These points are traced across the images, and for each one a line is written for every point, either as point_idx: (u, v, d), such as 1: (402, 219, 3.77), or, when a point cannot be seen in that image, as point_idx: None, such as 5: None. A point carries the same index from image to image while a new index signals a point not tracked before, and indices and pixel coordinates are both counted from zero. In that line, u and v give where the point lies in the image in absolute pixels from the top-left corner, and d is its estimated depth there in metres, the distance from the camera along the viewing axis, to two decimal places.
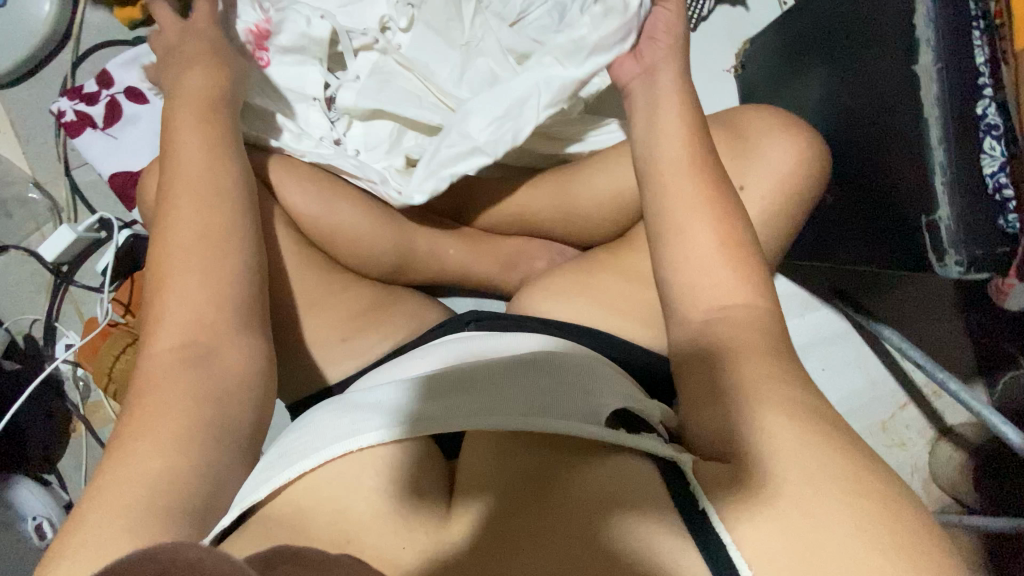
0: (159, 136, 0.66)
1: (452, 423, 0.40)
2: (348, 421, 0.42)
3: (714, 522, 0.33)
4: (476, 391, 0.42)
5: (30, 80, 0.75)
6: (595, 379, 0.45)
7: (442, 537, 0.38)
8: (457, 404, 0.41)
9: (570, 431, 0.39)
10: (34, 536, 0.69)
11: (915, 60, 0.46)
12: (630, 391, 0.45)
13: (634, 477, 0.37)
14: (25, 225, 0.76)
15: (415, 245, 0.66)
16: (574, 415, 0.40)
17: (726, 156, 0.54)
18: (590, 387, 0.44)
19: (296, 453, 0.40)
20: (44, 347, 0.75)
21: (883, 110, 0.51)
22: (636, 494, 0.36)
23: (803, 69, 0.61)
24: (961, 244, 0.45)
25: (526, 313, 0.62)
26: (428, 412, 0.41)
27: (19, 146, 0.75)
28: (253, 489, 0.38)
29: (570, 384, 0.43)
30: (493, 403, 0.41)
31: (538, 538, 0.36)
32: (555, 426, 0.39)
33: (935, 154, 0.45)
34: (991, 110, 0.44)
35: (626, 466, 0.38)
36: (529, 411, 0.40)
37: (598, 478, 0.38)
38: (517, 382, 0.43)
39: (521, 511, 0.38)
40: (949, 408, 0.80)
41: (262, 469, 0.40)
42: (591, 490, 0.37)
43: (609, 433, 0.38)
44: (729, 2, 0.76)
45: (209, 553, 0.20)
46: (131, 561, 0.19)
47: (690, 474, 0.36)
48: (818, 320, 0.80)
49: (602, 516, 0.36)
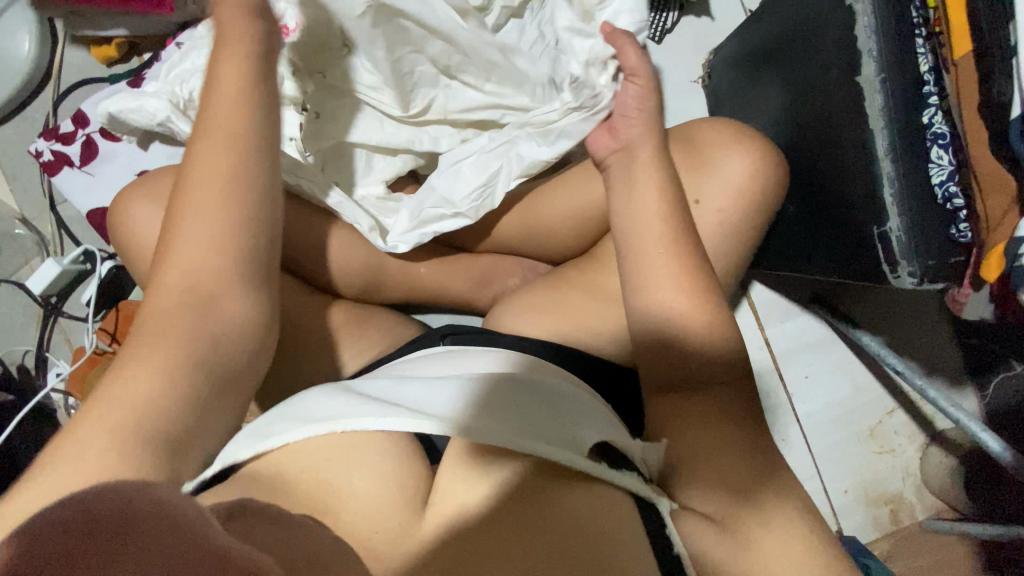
0: (132, 171, 0.68)
1: (472, 432, 0.39)
2: (352, 405, 0.41)
3: (677, 552, 0.40)
4: (488, 403, 0.42)
5: (14, 119, 0.77)
6: (582, 404, 0.46)
7: None
8: (473, 413, 0.40)
9: (566, 458, 0.40)
10: None
11: (859, 70, 0.45)
12: (606, 419, 0.46)
13: (615, 509, 0.40)
14: (13, 259, 0.79)
15: (385, 265, 0.67)
16: (569, 441, 0.41)
17: (682, 169, 0.54)
18: (578, 416, 0.44)
19: (291, 425, 0.40)
20: (36, 376, 0.78)
21: (831, 119, 0.50)
22: (616, 525, 0.40)
23: (758, 79, 0.60)
24: (913, 255, 0.44)
25: (497, 330, 0.62)
26: (443, 410, 0.40)
27: (6, 183, 0.77)
28: (248, 446, 0.39)
29: (562, 407, 0.44)
30: (505, 417, 0.41)
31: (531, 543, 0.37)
32: (555, 452, 0.40)
33: (883, 165, 0.44)
34: (938, 119, 0.44)
35: (609, 497, 0.41)
36: (535, 433, 0.40)
37: (587, 500, 0.40)
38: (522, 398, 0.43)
39: (518, 512, 0.39)
40: (939, 413, 0.79)
41: (249, 433, 0.40)
42: (581, 511, 0.40)
43: (601, 469, 0.41)
44: (694, 13, 0.76)
45: (169, 496, 0.21)
46: (96, 492, 0.21)
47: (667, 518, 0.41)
48: (799, 326, 0.79)
49: (591, 538, 0.38)
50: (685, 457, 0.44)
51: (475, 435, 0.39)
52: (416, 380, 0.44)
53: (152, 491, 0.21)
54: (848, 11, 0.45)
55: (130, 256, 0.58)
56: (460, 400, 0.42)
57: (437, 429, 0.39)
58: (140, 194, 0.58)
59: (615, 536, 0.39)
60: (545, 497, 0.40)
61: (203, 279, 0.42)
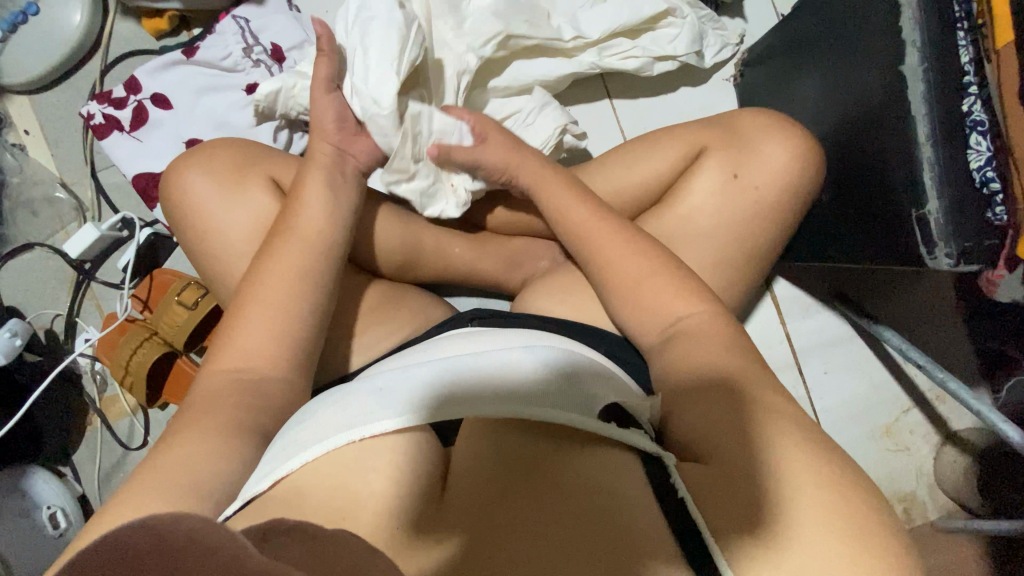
0: (180, 139, 0.70)
1: (471, 409, 0.41)
2: (365, 407, 0.41)
3: (695, 516, 0.37)
4: (489, 382, 0.43)
5: (62, 85, 0.79)
6: (590, 370, 0.47)
7: (444, 516, 0.39)
8: (473, 392, 0.42)
9: (570, 422, 0.41)
10: (48, 525, 0.72)
11: (902, 60, 0.47)
12: (618, 384, 0.47)
13: (625, 477, 0.40)
14: (50, 224, 0.80)
15: (421, 243, 0.68)
16: (574, 406, 0.42)
17: (723, 152, 0.56)
18: (581, 379, 0.44)
19: (313, 436, 0.40)
20: (64, 341, 0.78)
21: (876, 108, 0.52)
22: (627, 492, 0.39)
23: (800, 70, 0.64)
24: (951, 237, 0.46)
25: (529, 313, 0.63)
26: (448, 394, 0.42)
27: (49, 149, 0.79)
28: (280, 466, 0.39)
29: (567, 373, 0.45)
30: (503, 390, 0.42)
31: (543, 536, 0.36)
32: (556, 416, 0.41)
33: (924, 151, 0.46)
34: (977, 107, 0.46)
35: (616, 463, 0.41)
36: (531, 401, 0.41)
37: (587, 470, 0.40)
38: (523, 373, 0.44)
39: (519, 504, 0.39)
40: (953, 413, 0.80)
41: (282, 448, 0.41)
42: (585, 483, 0.39)
43: (601, 427, 0.41)
44: (728, 15, 0.78)
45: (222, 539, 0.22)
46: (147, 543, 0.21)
47: (675, 473, 0.39)
48: (818, 323, 0.81)
49: (598, 507, 0.38)
50: (695, 424, 0.43)
51: (475, 413, 0.40)
52: (422, 362, 0.46)
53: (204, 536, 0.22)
54: (895, 5, 0.48)
55: (178, 217, 0.59)
56: (459, 382, 0.43)
57: (439, 413, 0.40)
58: (190, 157, 0.59)
59: (626, 505, 0.38)
60: (548, 468, 0.41)
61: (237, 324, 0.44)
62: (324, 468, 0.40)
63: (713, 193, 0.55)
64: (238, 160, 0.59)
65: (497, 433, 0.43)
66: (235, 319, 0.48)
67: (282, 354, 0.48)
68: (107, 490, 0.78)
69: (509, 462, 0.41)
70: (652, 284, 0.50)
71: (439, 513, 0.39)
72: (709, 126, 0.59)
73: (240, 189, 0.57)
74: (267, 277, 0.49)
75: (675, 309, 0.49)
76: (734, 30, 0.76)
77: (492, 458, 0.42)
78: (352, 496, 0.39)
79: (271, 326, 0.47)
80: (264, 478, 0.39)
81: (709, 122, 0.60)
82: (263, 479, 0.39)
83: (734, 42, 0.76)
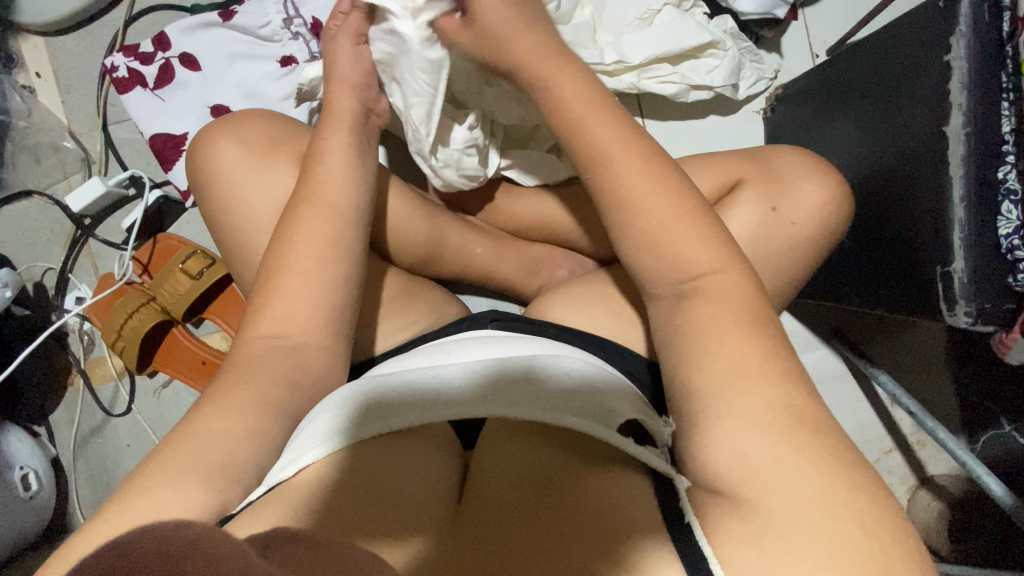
0: (206, 104, 0.69)
1: (496, 409, 0.39)
2: (399, 402, 0.41)
3: (694, 526, 0.32)
4: (516, 384, 0.42)
5: (82, 32, 0.77)
6: (615, 387, 0.44)
7: (454, 525, 0.38)
8: (501, 392, 0.41)
9: (584, 428, 0.38)
10: (20, 486, 0.68)
11: (947, 122, 0.49)
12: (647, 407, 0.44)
13: (632, 492, 0.36)
14: (52, 173, 0.77)
15: (445, 238, 0.67)
16: (594, 415, 0.40)
17: (757, 185, 0.58)
18: (609, 395, 0.42)
19: (346, 423, 0.39)
20: (54, 297, 0.75)
21: (914, 162, 0.53)
22: (631, 508, 0.35)
23: (834, 116, 0.66)
24: (971, 296, 0.48)
25: (544, 319, 0.61)
26: (473, 392, 0.41)
27: (60, 95, 0.76)
28: (310, 451, 0.38)
29: (592, 385, 0.43)
30: (528, 392, 0.41)
31: (544, 555, 0.34)
32: (577, 424, 0.39)
33: (956, 211, 0.48)
34: (1012, 176, 0.47)
35: (626, 480, 0.37)
36: (556, 406, 0.40)
37: (604, 487, 0.37)
38: (549, 382, 0.42)
39: (529, 517, 0.37)
40: (931, 457, 0.83)
41: (311, 435, 0.39)
42: (598, 499, 0.36)
43: (616, 438, 0.37)
44: (766, 49, 0.80)
45: (226, 548, 0.20)
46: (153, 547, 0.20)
47: (683, 499, 0.34)
48: (817, 360, 0.83)
49: (608, 528, 0.34)
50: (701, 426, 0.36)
51: (500, 413, 0.39)
52: (454, 362, 0.45)
53: (204, 547, 0.20)
54: (945, 67, 0.49)
55: (203, 185, 0.57)
56: (485, 382, 0.42)
57: (463, 410, 0.40)
58: (222, 126, 0.57)
59: (632, 525, 0.34)
60: (564, 486, 0.38)
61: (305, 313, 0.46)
62: (350, 468, 0.38)
63: (748, 223, 0.56)
64: (273, 133, 0.58)
65: (521, 447, 0.42)
66: (261, 294, 0.47)
67: (309, 341, 0.46)
68: (82, 456, 0.75)
69: (527, 477, 0.40)
70: (679, 231, 0.41)
71: (454, 526, 0.37)
72: (745, 160, 0.61)
73: (272, 162, 0.56)
74: (292, 257, 0.47)
75: (692, 263, 0.41)
76: (770, 65, 0.78)
77: (519, 473, 0.40)
78: (376, 502, 0.37)
79: (304, 309, 0.47)
80: (292, 460, 0.38)
81: (744, 155, 0.61)
82: (291, 461, 0.38)
83: (768, 77, 0.77)
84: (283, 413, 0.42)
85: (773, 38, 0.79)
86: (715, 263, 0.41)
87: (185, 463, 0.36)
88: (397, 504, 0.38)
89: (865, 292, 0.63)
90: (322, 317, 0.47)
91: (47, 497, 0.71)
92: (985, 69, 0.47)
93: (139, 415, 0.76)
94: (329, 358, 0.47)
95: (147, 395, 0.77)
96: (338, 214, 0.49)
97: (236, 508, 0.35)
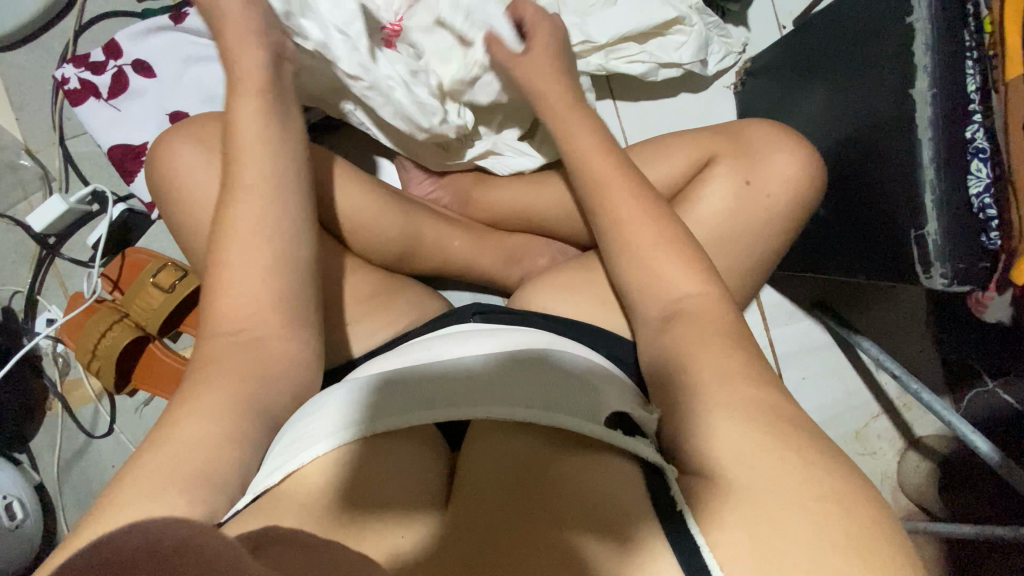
0: (165, 111, 0.67)
1: (486, 410, 0.38)
2: (388, 402, 0.40)
3: (683, 513, 0.32)
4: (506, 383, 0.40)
5: (30, 45, 0.75)
6: (603, 379, 0.43)
7: (444, 523, 0.37)
8: (489, 390, 0.40)
9: (572, 426, 0.37)
10: (3, 516, 0.67)
11: (913, 83, 0.48)
12: (636, 397, 0.43)
13: (620, 484, 0.36)
14: (12, 193, 0.75)
15: (421, 233, 0.66)
16: (580, 409, 0.38)
17: (730, 159, 0.57)
18: (597, 385, 0.41)
19: (329, 426, 0.38)
20: (23, 320, 0.73)
21: (884, 126, 0.53)
22: (620, 502, 0.35)
23: (803, 87, 0.66)
24: (947, 257, 0.48)
25: (528, 307, 0.60)
26: (460, 391, 0.40)
27: (12, 112, 0.74)
28: (297, 456, 0.37)
29: (579, 378, 0.41)
30: (520, 389, 0.40)
31: (536, 549, 0.33)
32: (569, 422, 0.37)
33: (927, 173, 0.48)
34: (980, 134, 0.47)
35: (614, 473, 0.36)
36: (545, 402, 0.39)
37: (587, 477, 0.37)
38: (537, 376, 0.41)
39: (517, 513, 0.36)
40: (919, 420, 0.83)
41: (292, 441, 0.38)
42: (582, 492, 0.36)
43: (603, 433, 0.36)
44: (733, 22, 0.79)
45: None
46: None
47: (673, 484, 0.34)
48: (800, 330, 0.84)
49: (595, 522, 0.34)
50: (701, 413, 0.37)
51: (491, 416, 0.38)
52: (442, 361, 0.44)
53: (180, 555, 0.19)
54: (908, 30, 0.49)
55: (165, 194, 0.55)
56: (473, 378, 0.41)
57: (451, 413, 0.38)
58: (180, 132, 0.56)
59: (624, 517, 0.34)
60: (550, 478, 0.38)
61: (274, 317, 0.45)
62: (333, 474, 0.38)
63: (724, 198, 0.56)
64: None
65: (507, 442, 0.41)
66: None
67: (286, 348, 0.45)
68: (66, 480, 0.74)
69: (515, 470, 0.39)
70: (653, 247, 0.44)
71: (444, 525, 0.37)
72: (717, 135, 0.60)
73: None
74: None
75: (671, 270, 0.43)
76: (737, 39, 0.77)
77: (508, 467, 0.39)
78: (364, 508, 0.37)
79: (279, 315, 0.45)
80: (272, 471, 0.37)
81: (716, 130, 0.61)
82: (271, 473, 0.37)
83: (736, 51, 0.77)
84: (261, 423, 0.40)
85: (739, 11, 0.78)
86: (692, 277, 0.43)
87: (161, 479, 0.35)
88: (380, 509, 0.37)
89: (850, 258, 0.62)
90: (300, 318, 0.46)
91: (34, 524, 0.69)
92: (948, 30, 0.47)
93: (122, 433, 0.75)
94: (309, 358, 0.45)
95: (129, 413, 0.75)
96: (304, 212, 0.48)
97: (222, 516, 0.35)
